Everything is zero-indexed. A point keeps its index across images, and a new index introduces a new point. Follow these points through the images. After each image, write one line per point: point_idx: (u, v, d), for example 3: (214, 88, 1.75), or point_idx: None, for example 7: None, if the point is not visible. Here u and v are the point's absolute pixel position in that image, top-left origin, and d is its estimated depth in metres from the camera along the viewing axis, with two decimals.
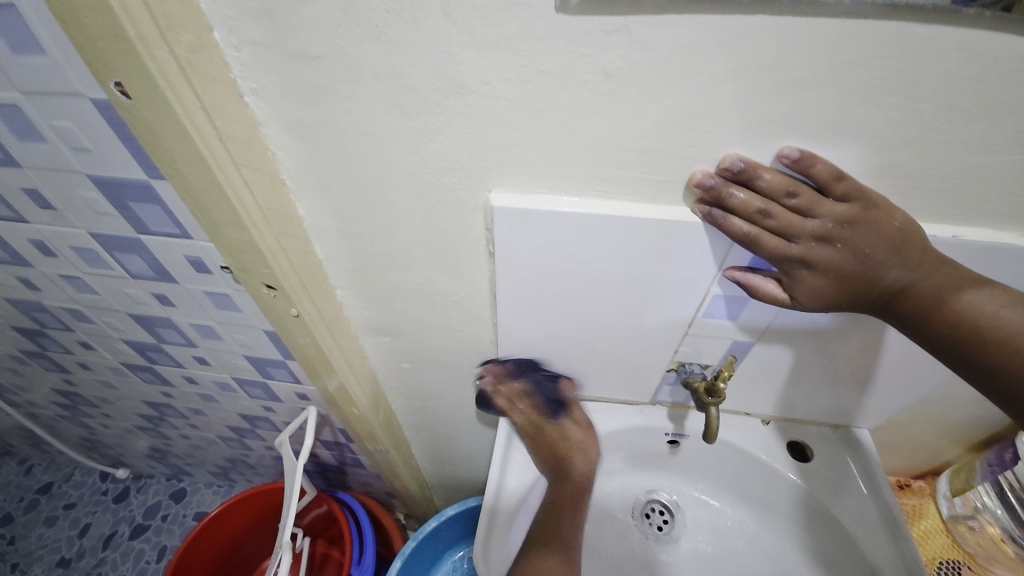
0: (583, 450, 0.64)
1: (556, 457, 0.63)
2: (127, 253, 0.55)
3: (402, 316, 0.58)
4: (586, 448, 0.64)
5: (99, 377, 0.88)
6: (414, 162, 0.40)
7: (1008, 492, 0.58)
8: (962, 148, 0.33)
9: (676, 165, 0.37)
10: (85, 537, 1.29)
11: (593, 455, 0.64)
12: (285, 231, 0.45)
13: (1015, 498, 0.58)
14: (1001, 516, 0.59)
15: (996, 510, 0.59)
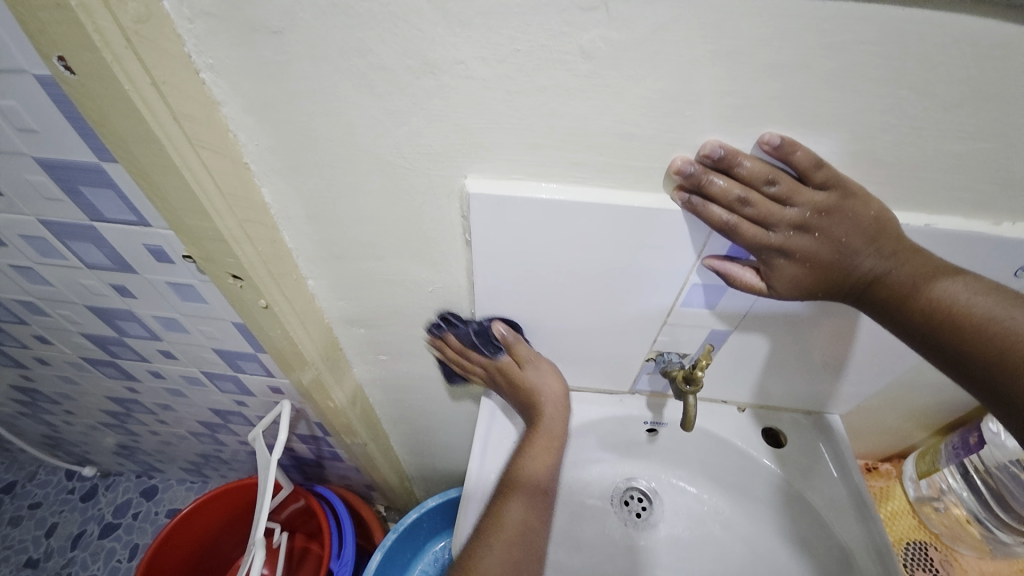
0: (541, 386, 0.58)
1: (523, 404, 0.59)
2: (82, 242, 0.52)
3: (378, 306, 0.56)
4: (545, 387, 0.58)
5: (59, 373, 0.84)
6: (386, 146, 0.38)
7: (974, 475, 0.61)
8: (934, 137, 0.33)
9: (657, 151, 0.36)
10: (51, 537, 1.24)
11: (556, 383, 0.59)
12: (250, 218, 0.43)
13: (981, 482, 0.60)
14: (966, 499, 0.61)
15: (960, 491, 0.62)
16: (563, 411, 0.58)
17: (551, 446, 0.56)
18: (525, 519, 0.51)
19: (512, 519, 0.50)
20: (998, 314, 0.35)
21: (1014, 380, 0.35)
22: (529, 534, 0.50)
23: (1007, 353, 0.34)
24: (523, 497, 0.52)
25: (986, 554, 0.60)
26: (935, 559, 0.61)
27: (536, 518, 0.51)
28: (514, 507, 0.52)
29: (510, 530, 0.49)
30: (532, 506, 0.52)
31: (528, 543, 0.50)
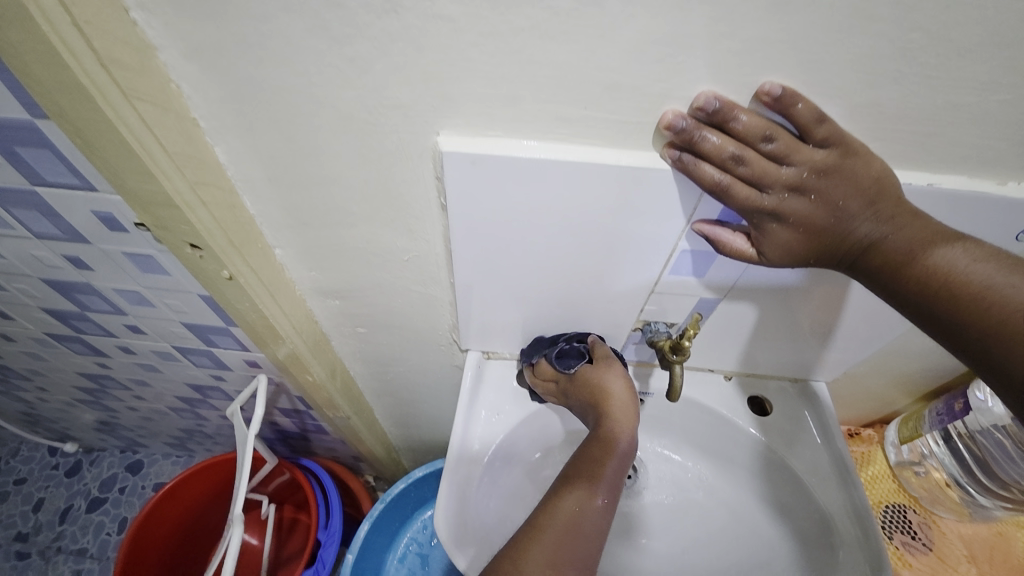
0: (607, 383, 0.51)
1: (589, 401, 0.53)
2: (26, 209, 0.47)
3: (353, 276, 0.53)
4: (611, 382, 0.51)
5: (26, 349, 0.80)
6: (348, 99, 0.34)
7: (956, 441, 0.61)
8: (946, 87, 0.30)
9: (645, 103, 0.33)
10: (38, 512, 1.23)
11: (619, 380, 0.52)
12: (203, 180, 0.39)
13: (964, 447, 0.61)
14: (947, 463, 0.62)
15: (941, 455, 0.62)
16: (633, 409, 0.51)
17: (617, 448, 0.47)
18: (579, 518, 0.43)
19: (564, 513, 0.43)
20: (998, 282, 0.33)
21: (1011, 349, 0.33)
22: (585, 532, 0.42)
23: (1008, 322, 0.33)
24: (580, 492, 0.44)
25: (965, 517, 0.61)
26: (914, 521, 0.62)
27: (596, 511, 0.43)
28: (566, 503, 0.44)
29: (558, 526, 0.42)
30: (592, 507, 0.44)
31: (583, 541, 0.42)
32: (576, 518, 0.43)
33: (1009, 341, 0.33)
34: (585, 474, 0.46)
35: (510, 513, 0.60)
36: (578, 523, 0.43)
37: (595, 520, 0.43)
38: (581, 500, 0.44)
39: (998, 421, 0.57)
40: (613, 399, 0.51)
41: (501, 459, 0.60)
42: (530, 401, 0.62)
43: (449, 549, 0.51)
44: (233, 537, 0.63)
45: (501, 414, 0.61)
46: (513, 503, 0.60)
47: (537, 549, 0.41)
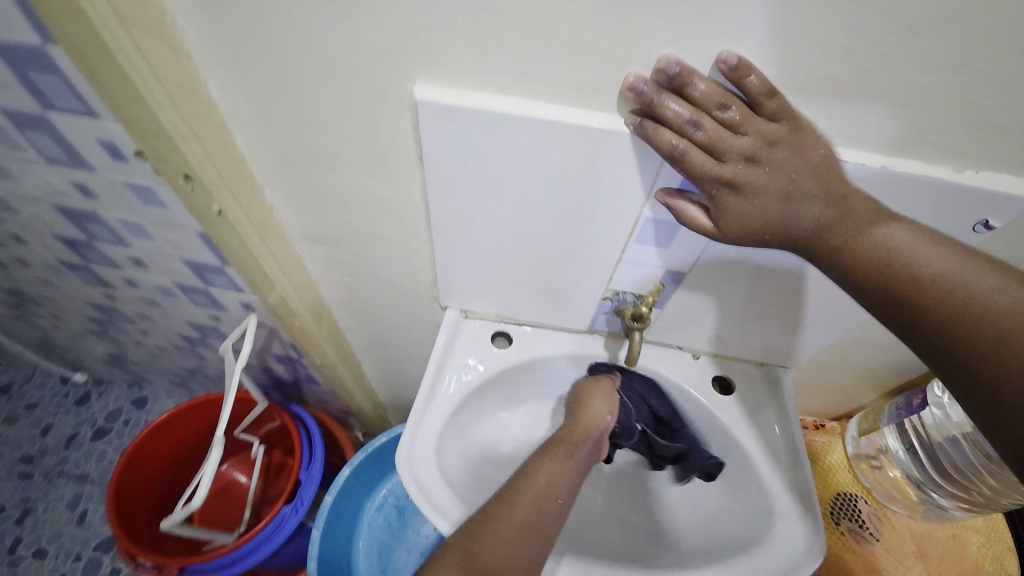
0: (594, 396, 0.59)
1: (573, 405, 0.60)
2: (37, 133, 0.51)
3: (339, 223, 0.55)
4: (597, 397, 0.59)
5: (40, 275, 0.85)
6: (330, 41, 0.36)
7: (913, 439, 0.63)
8: (900, 66, 0.31)
9: (609, 64, 0.34)
10: (46, 436, 1.30)
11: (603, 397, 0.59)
12: (196, 115, 0.42)
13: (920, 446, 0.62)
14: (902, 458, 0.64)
15: (898, 451, 0.64)
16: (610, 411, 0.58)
17: (587, 439, 0.54)
18: (552, 489, 0.48)
19: (543, 474, 0.49)
20: (947, 269, 0.32)
21: (948, 338, 0.32)
22: (556, 492, 0.48)
23: (941, 311, 0.32)
24: (557, 462, 0.50)
25: (917, 513, 0.63)
26: (864, 511, 0.63)
27: (568, 479, 0.49)
28: (542, 472, 0.49)
29: (537, 486, 0.47)
30: (562, 482, 0.49)
31: (555, 499, 0.47)
32: (552, 480, 0.48)
33: (941, 329, 0.32)
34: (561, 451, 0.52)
35: (473, 464, 0.62)
36: (553, 484, 0.48)
37: (566, 484, 0.49)
38: (557, 467, 0.50)
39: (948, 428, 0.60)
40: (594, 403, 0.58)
41: (469, 414, 0.63)
42: (500, 361, 0.64)
43: (412, 491, 0.53)
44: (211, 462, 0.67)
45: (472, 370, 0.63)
46: (476, 455, 0.63)
47: (512, 511, 0.45)
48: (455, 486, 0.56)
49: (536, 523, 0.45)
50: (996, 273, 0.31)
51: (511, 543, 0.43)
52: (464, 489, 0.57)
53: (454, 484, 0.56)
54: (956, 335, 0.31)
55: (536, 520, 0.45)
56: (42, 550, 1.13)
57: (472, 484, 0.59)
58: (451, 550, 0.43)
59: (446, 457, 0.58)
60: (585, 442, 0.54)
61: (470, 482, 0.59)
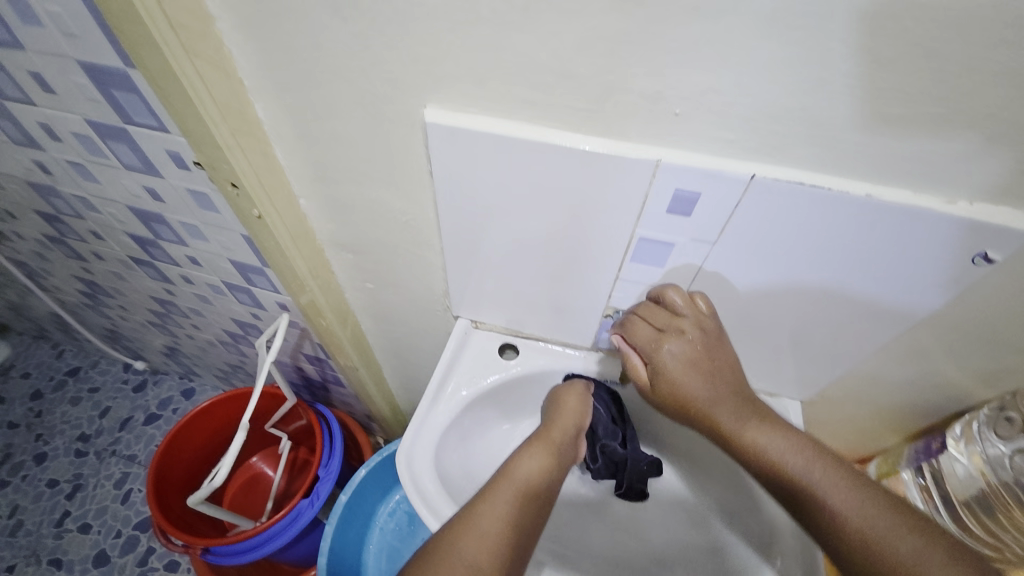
0: (567, 396, 0.62)
1: (547, 406, 0.63)
2: (119, 144, 0.60)
3: (362, 233, 0.61)
4: (570, 399, 0.62)
5: (113, 268, 0.97)
6: (355, 71, 0.41)
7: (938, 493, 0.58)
8: (874, 95, 0.32)
9: (595, 93, 0.37)
10: (103, 418, 1.44)
11: (574, 399, 0.62)
12: (243, 129, 0.48)
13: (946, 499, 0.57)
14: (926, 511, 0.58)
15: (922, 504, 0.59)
16: (583, 405, 0.61)
17: (564, 435, 0.58)
18: (537, 477, 0.51)
19: (530, 463, 0.52)
20: (823, 482, 0.42)
21: (812, 524, 0.42)
22: (544, 476, 0.52)
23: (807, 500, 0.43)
24: (541, 451, 0.54)
25: None
26: None
27: (552, 465, 0.53)
28: (528, 463, 0.52)
29: (526, 473, 0.51)
30: (546, 470, 0.52)
31: (544, 482, 0.51)
32: (538, 467, 0.52)
33: (808, 518, 0.42)
34: (543, 442, 0.56)
35: (471, 469, 0.64)
36: (540, 470, 0.52)
37: (551, 471, 0.53)
38: (542, 456, 0.53)
39: (972, 486, 0.55)
40: (569, 399, 0.62)
41: (472, 421, 0.65)
42: (505, 372, 0.66)
43: (409, 491, 0.55)
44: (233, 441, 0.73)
45: (478, 377, 0.65)
46: (475, 461, 0.65)
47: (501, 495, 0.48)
48: (452, 489, 0.58)
49: (530, 503, 0.48)
50: (848, 485, 0.42)
51: (506, 526, 0.45)
52: (460, 493, 0.59)
53: (452, 488, 0.58)
54: (818, 526, 0.42)
55: (529, 500, 0.48)
56: (86, 524, 1.24)
57: (466, 488, 0.61)
58: (463, 536, 0.44)
59: (445, 459, 0.60)
60: (563, 437, 0.57)
61: (466, 487, 0.61)
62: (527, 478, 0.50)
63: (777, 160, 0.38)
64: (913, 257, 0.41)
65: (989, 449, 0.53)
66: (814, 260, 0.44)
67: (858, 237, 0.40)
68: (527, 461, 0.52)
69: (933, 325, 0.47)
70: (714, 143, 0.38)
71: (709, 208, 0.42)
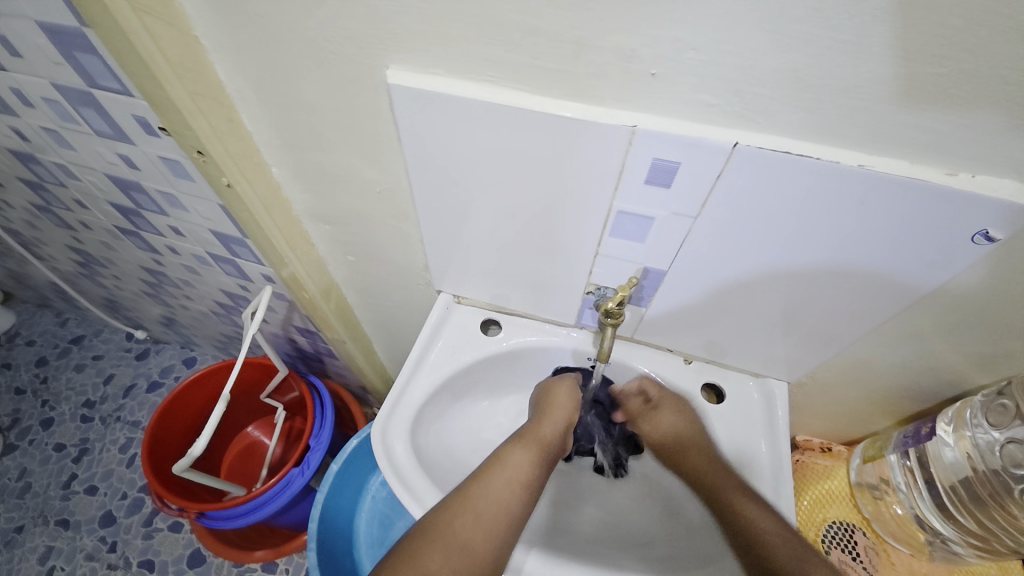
0: (564, 389, 0.62)
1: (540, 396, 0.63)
2: (87, 108, 0.57)
3: (339, 204, 0.59)
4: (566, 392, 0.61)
5: (102, 238, 0.96)
6: (313, 28, 0.39)
7: (936, 485, 0.54)
8: (867, 54, 0.29)
9: (565, 51, 0.34)
10: (107, 385, 1.46)
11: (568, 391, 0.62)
12: (203, 93, 0.46)
13: (942, 490, 0.54)
14: (919, 502, 0.56)
15: (916, 494, 0.56)
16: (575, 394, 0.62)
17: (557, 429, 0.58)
18: (527, 472, 0.52)
19: (524, 455, 0.53)
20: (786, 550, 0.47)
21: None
22: (536, 468, 0.53)
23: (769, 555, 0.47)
24: (535, 443, 0.55)
25: (922, 555, 0.57)
26: (859, 543, 0.60)
27: (545, 459, 0.54)
28: (519, 458, 0.53)
29: (520, 464, 0.52)
30: (536, 465, 0.53)
31: (535, 473, 0.52)
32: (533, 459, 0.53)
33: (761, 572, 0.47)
34: (538, 433, 0.56)
35: (448, 444, 0.64)
36: (533, 462, 0.53)
37: (542, 462, 0.54)
38: (536, 448, 0.54)
39: (959, 472, 0.52)
40: (564, 390, 0.62)
41: (451, 396, 0.65)
42: (486, 348, 0.65)
43: (383, 465, 0.55)
44: (215, 411, 0.73)
45: (457, 353, 0.65)
46: (453, 436, 0.65)
47: (493, 487, 0.49)
48: (427, 464, 0.58)
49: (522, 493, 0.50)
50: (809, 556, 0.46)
51: (501, 513, 0.48)
52: (435, 468, 0.59)
53: (427, 462, 0.58)
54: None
55: (522, 490, 0.50)
56: (93, 486, 1.28)
57: (442, 462, 0.61)
58: (459, 516, 0.47)
59: (422, 434, 0.60)
60: (553, 433, 0.57)
61: (442, 461, 0.61)
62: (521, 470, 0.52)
63: (760, 126, 0.35)
64: (908, 236, 0.38)
65: (979, 436, 0.51)
66: (802, 238, 0.41)
67: (848, 212, 0.38)
68: (521, 453, 0.53)
69: (928, 306, 0.45)
70: (692, 107, 0.35)
71: (689, 180, 0.39)
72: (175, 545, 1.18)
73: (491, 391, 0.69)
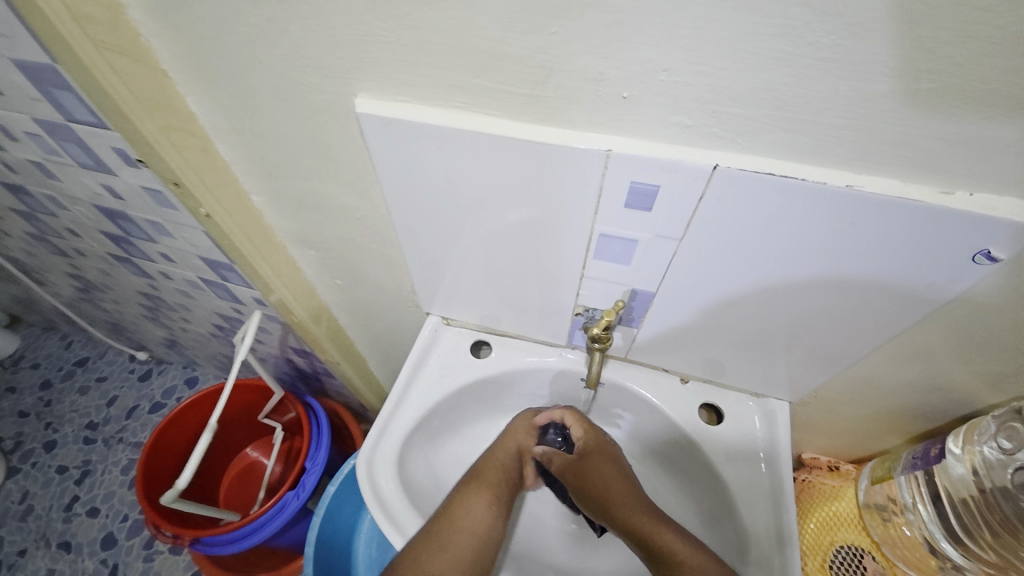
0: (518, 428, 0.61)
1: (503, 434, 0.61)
2: (68, 141, 0.57)
3: (321, 230, 0.58)
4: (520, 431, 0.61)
5: (97, 264, 0.96)
6: (276, 57, 0.38)
7: (945, 503, 0.51)
8: (850, 71, 0.27)
9: (532, 75, 0.33)
10: (111, 407, 1.47)
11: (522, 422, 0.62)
12: (174, 125, 0.45)
13: (951, 510, 0.51)
14: (927, 523, 0.53)
15: (924, 513, 0.53)
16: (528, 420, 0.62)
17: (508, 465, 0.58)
18: (484, 507, 0.53)
19: (486, 484, 0.55)
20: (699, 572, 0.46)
21: None
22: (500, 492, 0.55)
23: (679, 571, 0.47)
24: (495, 474, 0.56)
25: None
26: (869, 568, 0.57)
27: (506, 485, 0.56)
28: (475, 495, 0.54)
29: (484, 492, 0.54)
30: (492, 498, 0.54)
31: (496, 499, 0.54)
32: (495, 487, 0.55)
33: None
34: (497, 465, 0.57)
35: (437, 471, 0.62)
36: (495, 490, 0.55)
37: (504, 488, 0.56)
38: (497, 478, 0.56)
39: (969, 490, 0.50)
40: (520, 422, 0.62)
41: (441, 422, 0.63)
42: (476, 372, 0.64)
43: (368, 497, 0.53)
44: (203, 442, 0.72)
45: (446, 377, 0.63)
46: (442, 463, 0.64)
47: (453, 536, 0.50)
48: (414, 496, 0.56)
49: (487, 525, 0.52)
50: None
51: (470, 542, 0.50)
52: (422, 499, 0.57)
53: (415, 494, 0.56)
54: None
55: (486, 521, 0.52)
56: (95, 508, 1.27)
57: (429, 491, 0.60)
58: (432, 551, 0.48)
59: (410, 463, 0.59)
60: (505, 466, 0.58)
61: (431, 490, 0.59)
62: (484, 496, 0.54)
63: (742, 148, 0.34)
64: (903, 258, 0.36)
65: (988, 450, 0.48)
66: (792, 260, 0.39)
67: (838, 234, 0.36)
68: (481, 482, 0.55)
69: (932, 325, 0.42)
70: (669, 129, 0.34)
71: (670, 203, 0.38)
72: (176, 567, 1.17)
73: (483, 415, 0.68)
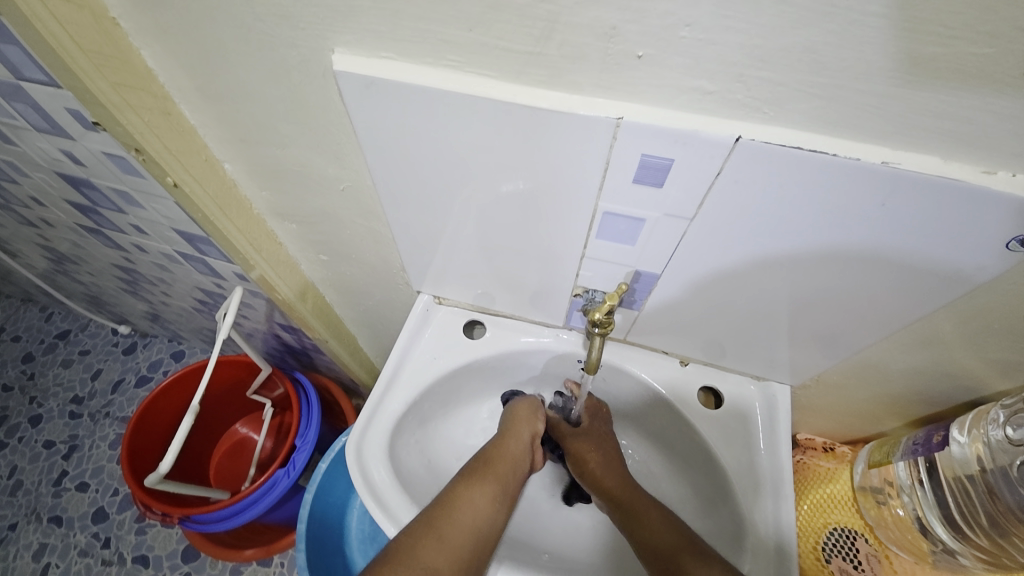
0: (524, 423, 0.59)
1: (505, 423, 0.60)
2: (17, 101, 0.51)
3: (302, 202, 0.54)
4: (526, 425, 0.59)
5: (68, 236, 0.91)
6: (240, 5, 0.33)
7: (945, 492, 0.51)
8: (901, 30, 0.24)
9: (534, 30, 0.29)
10: (95, 380, 1.44)
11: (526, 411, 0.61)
12: (130, 83, 0.40)
13: (950, 498, 0.51)
14: (924, 510, 0.53)
15: (921, 501, 0.53)
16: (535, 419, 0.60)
17: (512, 462, 0.55)
18: (486, 503, 0.49)
19: (489, 482, 0.51)
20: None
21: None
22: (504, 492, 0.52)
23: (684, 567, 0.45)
24: (498, 472, 0.53)
25: (926, 562, 0.55)
26: (862, 551, 0.57)
27: (508, 484, 0.53)
28: (478, 491, 0.50)
29: (486, 490, 0.51)
30: (495, 495, 0.51)
31: (499, 499, 0.51)
32: (498, 486, 0.52)
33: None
34: (500, 461, 0.54)
35: (430, 455, 0.61)
36: (498, 489, 0.51)
37: (507, 488, 0.52)
38: (500, 478, 0.52)
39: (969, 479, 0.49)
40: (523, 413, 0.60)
41: (433, 404, 0.61)
42: (468, 352, 0.61)
43: (358, 484, 0.51)
44: (185, 423, 0.69)
45: (437, 358, 0.61)
46: (434, 446, 0.62)
47: (450, 532, 0.46)
48: (406, 481, 0.54)
49: (487, 525, 0.48)
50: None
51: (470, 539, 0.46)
52: (415, 484, 0.55)
53: (407, 479, 0.54)
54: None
55: (487, 521, 0.48)
56: (84, 482, 1.26)
57: (422, 476, 0.58)
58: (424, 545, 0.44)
59: (401, 447, 0.57)
60: (510, 463, 0.54)
61: (423, 474, 0.58)
62: (486, 495, 0.50)
63: (768, 118, 0.30)
64: (932, 241, 0.33)
65: (993, 436, 0.47)
66: (811, 241, 0.36)
67: (864, 215, 0.33)
68: (482, 480, 0.51)
69: (951, 311, 0.40)
70: (686, 96, 0.30)
71: (683, 179, 0.34)
72: (168, 540, 1.17)
73: (476, 395, 0.66)
